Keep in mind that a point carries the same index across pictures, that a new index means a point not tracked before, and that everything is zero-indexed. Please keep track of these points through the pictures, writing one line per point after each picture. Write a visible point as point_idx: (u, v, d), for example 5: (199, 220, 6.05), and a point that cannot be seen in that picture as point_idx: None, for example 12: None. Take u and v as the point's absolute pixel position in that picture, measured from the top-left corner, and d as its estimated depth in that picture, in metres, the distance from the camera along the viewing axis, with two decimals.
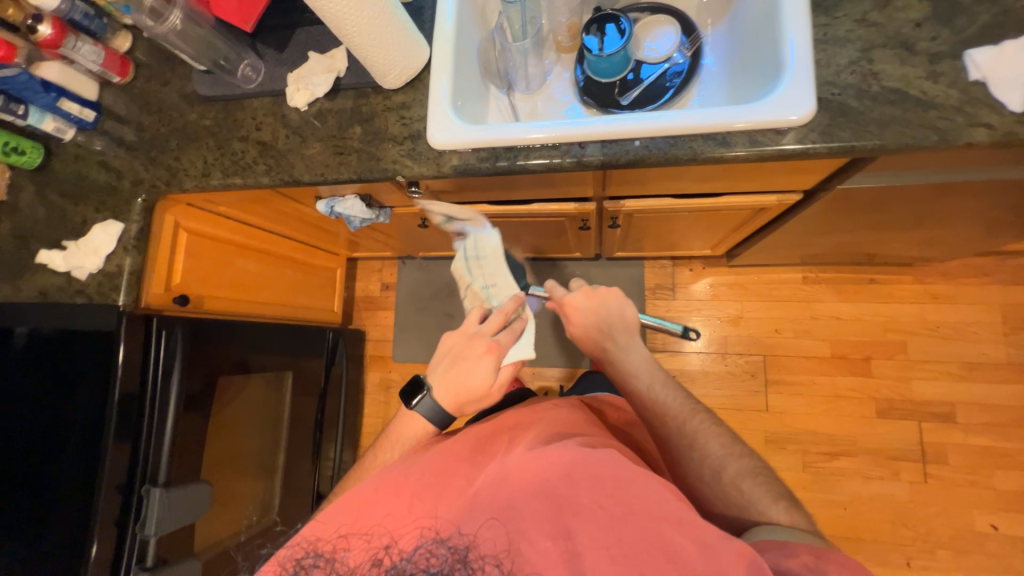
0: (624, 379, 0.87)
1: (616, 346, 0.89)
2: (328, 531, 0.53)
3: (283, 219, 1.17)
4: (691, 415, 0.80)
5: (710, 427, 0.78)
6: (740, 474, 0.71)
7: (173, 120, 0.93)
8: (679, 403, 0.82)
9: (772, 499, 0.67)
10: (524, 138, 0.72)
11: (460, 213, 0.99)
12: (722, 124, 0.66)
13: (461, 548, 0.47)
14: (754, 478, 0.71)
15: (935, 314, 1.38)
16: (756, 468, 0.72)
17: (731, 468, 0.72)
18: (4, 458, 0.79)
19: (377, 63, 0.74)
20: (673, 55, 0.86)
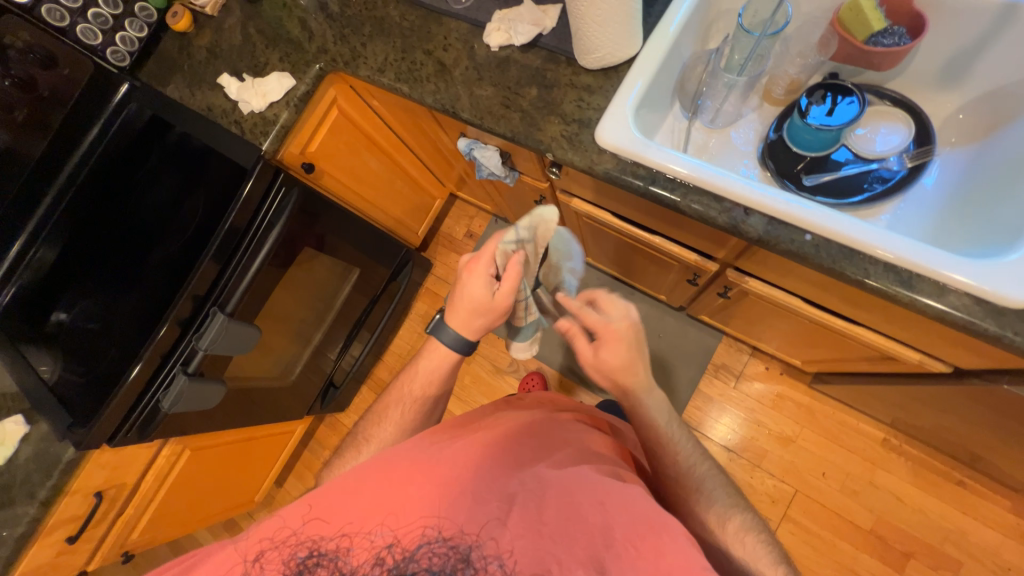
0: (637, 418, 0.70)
1: (640, 383, 0.68)
2: (329, 528, 0.53)
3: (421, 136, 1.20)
4: (699, 459, 0.71)
5: (716, 475, 0.70)
6: (742, 527, 0.66)
7: (378, 9, 0.96)
8: (688, 447, 0.71)
9: (771, 560, 0.63)
10: (689, 176, 0.67)
11: (579, 209, 0.95)
12: (916, 264, 0.58)
13: (473, 559, 0.50)
14: (757, 531, 0.66)
15: (1009, 552, 1.20)
16: (758, 525, 0.67)
17: (735, 520, 0.66)
18: (139, 237, 0.94)
19: (587, 38, 0.71)
20: (890, 158, 0.75)
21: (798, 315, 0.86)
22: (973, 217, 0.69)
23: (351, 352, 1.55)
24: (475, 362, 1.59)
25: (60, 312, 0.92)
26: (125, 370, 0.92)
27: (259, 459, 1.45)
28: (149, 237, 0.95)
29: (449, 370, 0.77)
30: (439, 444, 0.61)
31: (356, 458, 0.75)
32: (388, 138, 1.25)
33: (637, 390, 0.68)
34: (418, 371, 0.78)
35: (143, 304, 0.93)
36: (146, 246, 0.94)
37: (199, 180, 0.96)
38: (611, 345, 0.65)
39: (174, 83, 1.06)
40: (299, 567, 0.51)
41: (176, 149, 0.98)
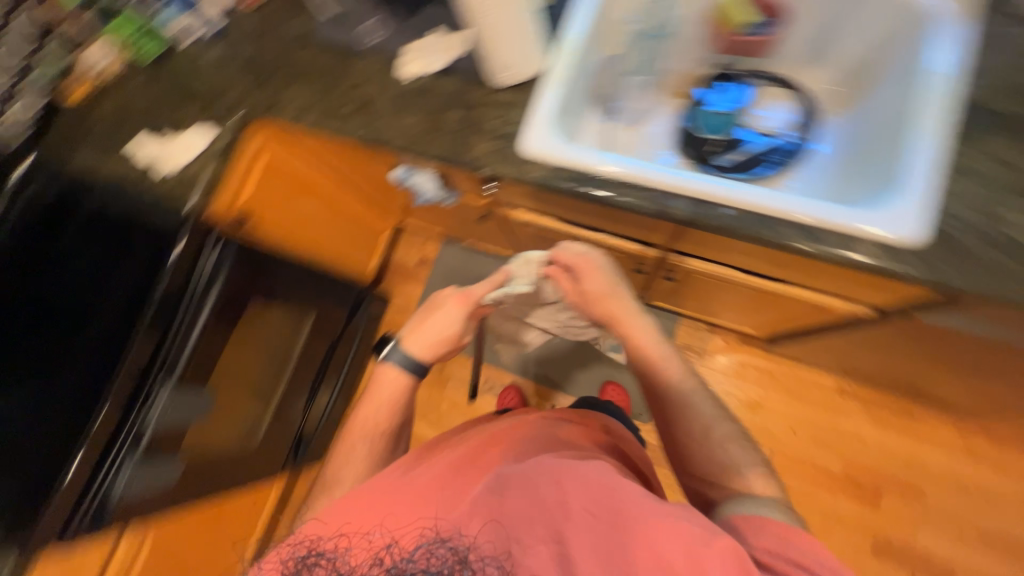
0: (631, 341, 0.77)
1: (622, 306, 0.79)
2: (328, 529, 0.55)
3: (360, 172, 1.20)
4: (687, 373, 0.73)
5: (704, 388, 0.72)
6: (729, 436, 0.67)
7: (292, 56, 0.96)
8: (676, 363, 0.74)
9: (752, 468, 0.64)
10: (614, 172, 0.72)
11: (521, 219, 0.98)
12: (824, 219, 0.64)
13: (462, 552, 0.47)
14: (748, 443, 0.66)
15: (960, 468, 1.31)
16: (745, 435, 0.68)
17: (722, 429, 0.68)
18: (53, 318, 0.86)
19: (498, 57, 0.76)
20: (781, 133, 0.85)
21: (738, 285, 0.93)
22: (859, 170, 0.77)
23: (318, 400, 1.48)
24: (449, 388, 1.57)
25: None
26: (61, 468, 0.83)
27: (233, 534, 1.35)
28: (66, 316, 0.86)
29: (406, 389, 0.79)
30: (419, 474, 0.62)
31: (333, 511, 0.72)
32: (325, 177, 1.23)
33: (623, 315, 0.79)
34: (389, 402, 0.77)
35: (66, 392, 0.84)
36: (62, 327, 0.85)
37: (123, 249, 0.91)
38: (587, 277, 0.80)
39: (81, 152, 1.01)
40: (297, 565, 0.51)
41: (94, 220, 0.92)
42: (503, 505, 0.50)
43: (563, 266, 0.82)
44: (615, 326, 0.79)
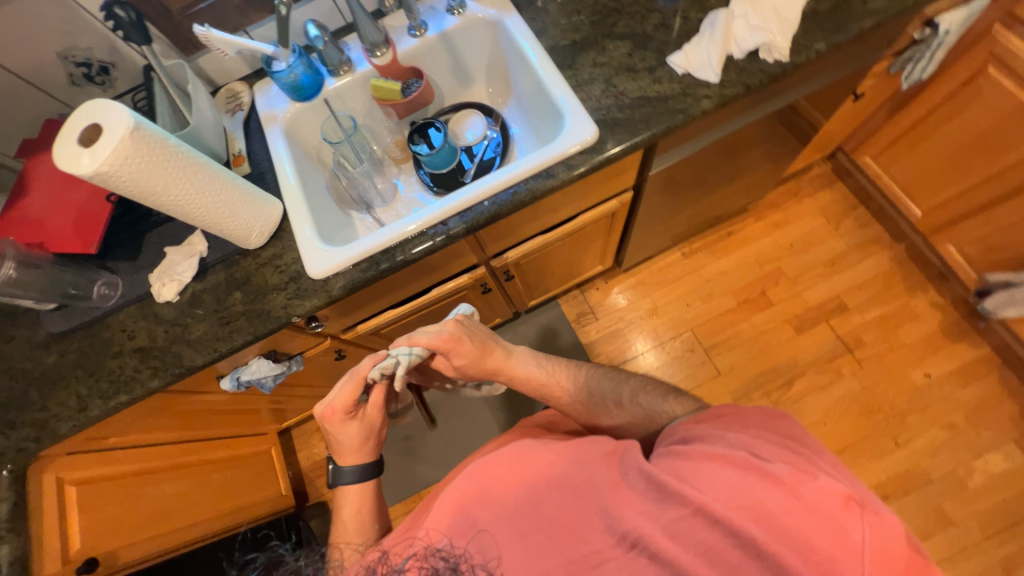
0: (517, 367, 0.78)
1: (500, 360, 0.78)
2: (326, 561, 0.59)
3: (203, 418, 1.06)
4: (576, 369, 0.78)
5: (596, 372, 0.77)
6: (635, 390, 0.72)
7: (25, 371, 0.83)
8: (560, 371, 0.78)
9: (665, 398, 0.70)
10: (391, 239, 0.80)
11: (368, 327, 1.01)
12: (542, 162, 0.80)
13: (453, 556, 0.47)
14: (655, 386, 0.73)
15: (785, 236, 1.65)
16: (646, 381, 0.74)
17: (628, 388, 0.73)
18: None
19: (235, 229, 0.78)
20: (487, 133, 1.04)
21: (551, 243, 1.08)
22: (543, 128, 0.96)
23: None
24: None
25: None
26: None
27: None
28: None
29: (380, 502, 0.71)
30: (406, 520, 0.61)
31: None
32: (185, 448, 1.07)
33: (502, 364, 0.78)
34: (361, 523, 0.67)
35: None
36: None
37: None
38: (462, 345, 0.74)
39: None
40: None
41: None
42: (486, 505, 0.55)
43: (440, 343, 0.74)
44: (501, 377, 0.78)
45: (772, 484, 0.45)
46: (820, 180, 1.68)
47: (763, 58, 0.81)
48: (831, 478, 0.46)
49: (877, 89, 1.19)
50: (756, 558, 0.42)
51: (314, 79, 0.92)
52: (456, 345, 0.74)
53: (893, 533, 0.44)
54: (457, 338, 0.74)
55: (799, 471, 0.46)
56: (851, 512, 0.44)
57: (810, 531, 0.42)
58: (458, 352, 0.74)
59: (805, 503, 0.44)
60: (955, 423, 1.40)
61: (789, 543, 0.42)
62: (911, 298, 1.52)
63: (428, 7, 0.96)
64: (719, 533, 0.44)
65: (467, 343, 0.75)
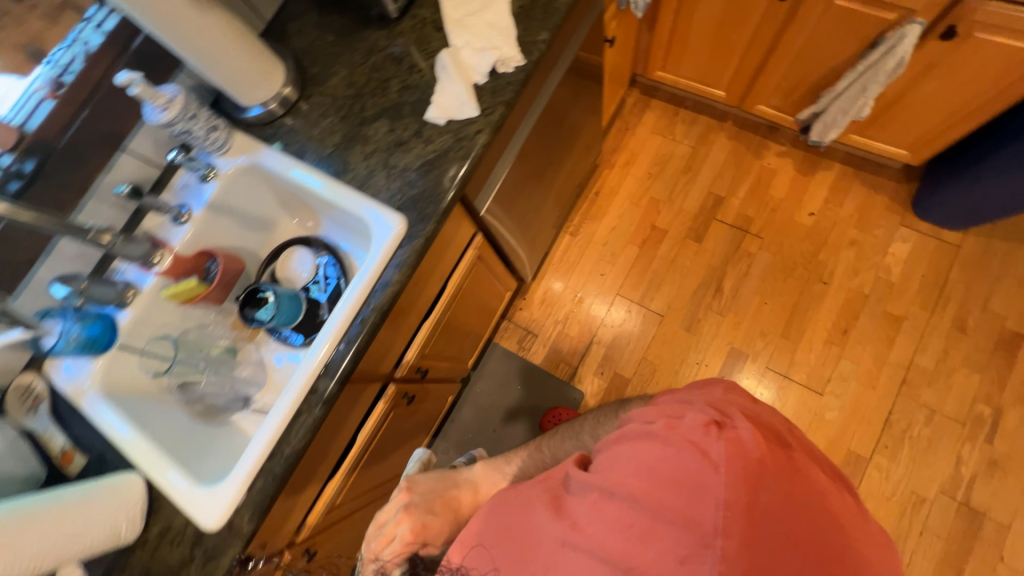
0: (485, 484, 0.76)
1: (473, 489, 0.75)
2: None
3: None
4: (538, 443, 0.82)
5: (556, 434, 0.82)
6: (592, 427, 0.79)
7: None
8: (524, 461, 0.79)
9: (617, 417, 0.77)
10: (269, 440, 0.72)
11: (317, 516, 0.91)
12: (370, 277, 0.76)
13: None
14: (604, 415, 0.79)
15: (640, 168, 1.73)
16: (600, 413, 0.80)
17: (586, 431, 0.79)
18: None
19: (95, 538, 0.66)
20: (317, 263, 0.96)
21: (443, 318, 1.04)
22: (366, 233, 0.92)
23: None
24: None
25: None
26: None
27: None
28: None
29: None
30: None
31: None
32: None
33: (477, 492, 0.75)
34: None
35: None
36: None
37: None
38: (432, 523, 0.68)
39: None
40: None
41: None
42: (485, 534, 0.62)
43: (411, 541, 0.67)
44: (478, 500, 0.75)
45: (654, 441, 0.60)
46: (637, 107, 1.78)
47: (503, 71, 0.82)
48: (698, 418, 0.60)
49: (622, 23, 1.28)
50: (647, 508, 0.56)
51: (101, 323, 0.80)
52: (424, 532, 0.67)
53: (749, 441, 0.57)
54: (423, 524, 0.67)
55: (672, 423, 0.61)
56: (709, 437, 0.58)
57: (679, 469, 0.57)
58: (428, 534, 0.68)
59: (676, 447, 0.58)
60: (855, 237, 1.53)
61: (664, 486, 0.57)
62: (763, 159, 1.65)
63: (180, 187, 0.89)
64: (619, 501, 0.58)
65: (433, 521, 0.68)
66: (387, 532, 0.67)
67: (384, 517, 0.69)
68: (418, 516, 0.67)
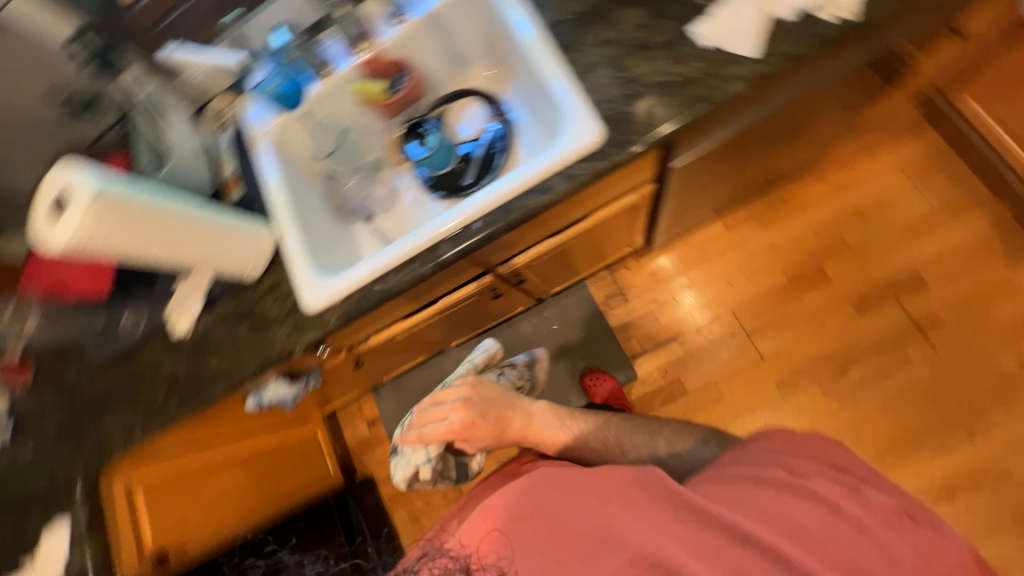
0: (545, 436, 0.85)
1: (523, 424, 0.86)
2: None
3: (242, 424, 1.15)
4: (610, 424, 0.84)
5: (629, 424, 0.82)
6: (669, 438, 0.78)
7: (82, 394, 0.92)
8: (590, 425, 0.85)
9: (702, 442, 0.75)
10: (382, 267, 0.76)
11: (379, 342, 1.01)
12: (537, 175, 0.71)
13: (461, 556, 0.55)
14: (688, 431, 0.78)
15: (851, 199, 1.42)
16: (680, 428, 0.79)
17: (662, 436, 0.78)
18: None
19: (228, 261, 0.78)
20: (485, 126, 0.92)
21: (567, 243, 0.98)
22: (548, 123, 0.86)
23: None
24: None
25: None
26: None
27: None
28: None
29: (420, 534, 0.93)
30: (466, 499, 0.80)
31: None
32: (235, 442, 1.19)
33: (525, 426, 0.86)
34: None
35: None
36: None
37: None
38: (479, 426, 0.85)
39: None
40: None
41: None
42: (548, 504, 0.58)
43: (459, 427, 0.85)
44: (528, 435, 0.86)
45: (807, 503, 0.51)
46: (900, 129, 1.42)
47: (812, 24, 0.65)
48: (829, 481, 0.54)
49: None
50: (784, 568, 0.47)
51: (295, 85, 0.85)
52: (472, 430, 0.85)
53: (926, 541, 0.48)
54: (472, 423, 0.85)
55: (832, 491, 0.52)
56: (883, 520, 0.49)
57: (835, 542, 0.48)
58: (475, 434, 0.85)
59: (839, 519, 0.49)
60: None
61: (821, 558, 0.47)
62: (1007, 271, 1.31)
63: None
64: (743, 551, 0.49)
65: (482, 424, 0.85)
66: (443, 412, 0.87)
67: (444, 399, 0.89)
68: (474, 412, 0.85)
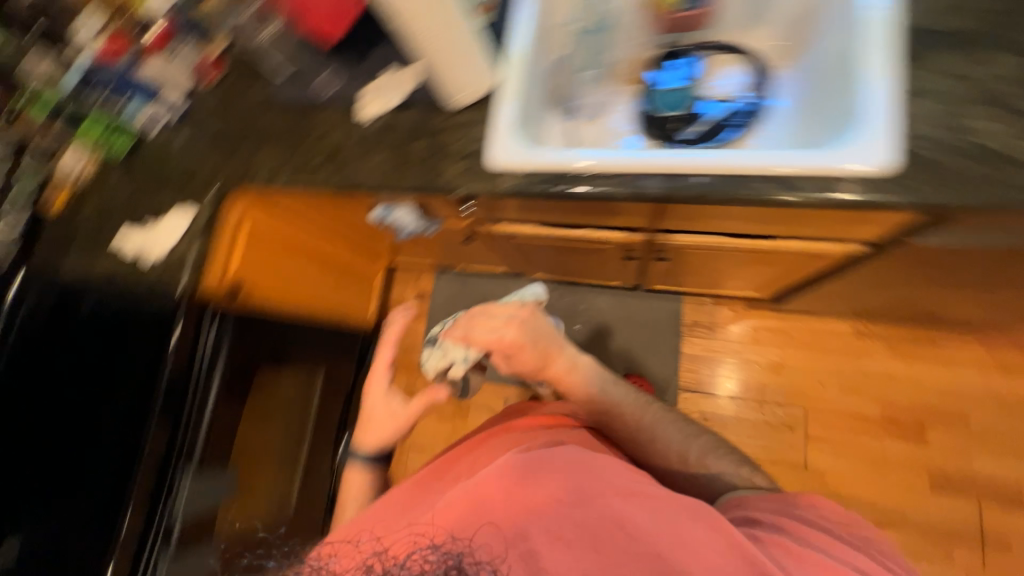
0: (579, 391, 0.90)
1: (569, 365, 0.93)
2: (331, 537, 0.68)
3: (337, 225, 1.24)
4: (648, 407, 0.90)
5: (667, 416, 0.89)
6: (702, 449, 0.86)
7: (253, 120, 0.98)
8: (633, 399, 0.90)
9: (732, 463, 0.85)
10: (586, 166, 0.74)
11: (507, 230, 1.01)
12: (795, 168, 0.66)
13: (458, 552, 0.54)
14: (717, 449, 0.86)
15: (1000, 385, 1.28)
16: (714, 443, 0.87)
17: (696, 445, 0.86)
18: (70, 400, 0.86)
19: (455, 76, 0.78)
20: (736, 94, 0.86)
21: (731, 250, 0.93)
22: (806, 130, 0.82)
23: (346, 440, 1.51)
24: None
25: (36, 515, 0.91)
26: (116, 525, 0.88)
27: None
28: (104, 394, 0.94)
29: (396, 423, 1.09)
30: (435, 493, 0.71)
31: None
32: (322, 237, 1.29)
33: (566, 372, 0.93)
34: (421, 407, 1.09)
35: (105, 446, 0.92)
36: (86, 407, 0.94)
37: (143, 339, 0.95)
38: (524, 351, 0.94)
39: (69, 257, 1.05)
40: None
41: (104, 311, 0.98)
42: (587, 496, 0.61)
43: (511, 343, 0.97)
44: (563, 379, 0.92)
45: None
46: None
47: None
48: None
49: None
50: None
51: None
52: (518, 350, 0.96)
53: None
54: (523, 344, 0.95)
55: None
56: None
57: None
58: (519, 354, 0.96)
59: None
60: None
61: None
62: None
63: None
64: None
65: (529, 349, 0.95)
66: (498, 324, 0.99)
67: (498, 314, 1.01)
68: (526, 334, 0.96)
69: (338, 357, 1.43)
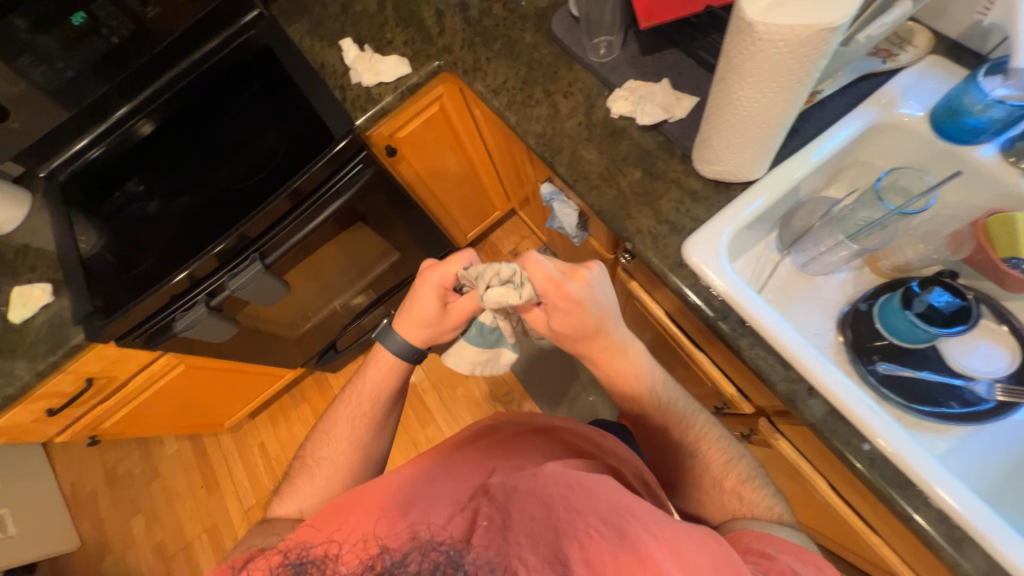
0: (618, 376, 0.67)
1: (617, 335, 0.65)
2: (317, 537, 0.53)
3: (507, 155, 1.22)
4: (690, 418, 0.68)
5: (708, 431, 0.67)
6: (741, 476, 0.62)
7: (514, 28, 0.93)
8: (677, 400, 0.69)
9: (768, 501, 0.59)
10: (765, 328, 0.62)
11: (634, 294, 0.90)
12: (980, 531, 0.51)
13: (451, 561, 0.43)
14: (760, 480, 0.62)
15: None
16: (754, 472, 0.63)
17: (737, 469, 0.63)
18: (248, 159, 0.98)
19: (710, 148, 0.66)
20: (979, 381, 0.68)
21: (813, 497, 0.80)
22: (1014, 480, 0.65)
23: (371, 315, 1.59)
24: (474, 376, 1.66)
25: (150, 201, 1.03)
26: (172, 272, 0.96)
27: (244, 387, 1.53)
28: (245, 155, 1.02)
29: (388, 383, 0.76)
30: (436, 471, 0.61)
31: (307, 487, 0.70)
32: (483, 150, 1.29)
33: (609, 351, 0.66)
34: (459, 317, 0.71)
35: (220, 196, 1.00)
36: (227, 151, 1.03)
37: (300, 138, 1.00)
38: (577, 312, 0.62)
39: (300, 24, 1.11)
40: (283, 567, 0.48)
41: (290, 92, 1.03)
42: (578, 510, 0.48)
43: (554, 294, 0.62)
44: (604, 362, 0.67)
45: None
46: None
47: None
48: None
49: None
50: None
51: (990, 130, 0.64)
52: (565, 306, 0.62)
53: None
54: (576, 303, 0.62)
55: None
56: None
57: None
58: (566, 314, 0.62)
59: None
60: None
61: None
62: None
63: None
64: None
65: (574, 308, 0.62)
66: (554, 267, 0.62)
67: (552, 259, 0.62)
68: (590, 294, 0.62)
69: (417, 253, 1.47)
